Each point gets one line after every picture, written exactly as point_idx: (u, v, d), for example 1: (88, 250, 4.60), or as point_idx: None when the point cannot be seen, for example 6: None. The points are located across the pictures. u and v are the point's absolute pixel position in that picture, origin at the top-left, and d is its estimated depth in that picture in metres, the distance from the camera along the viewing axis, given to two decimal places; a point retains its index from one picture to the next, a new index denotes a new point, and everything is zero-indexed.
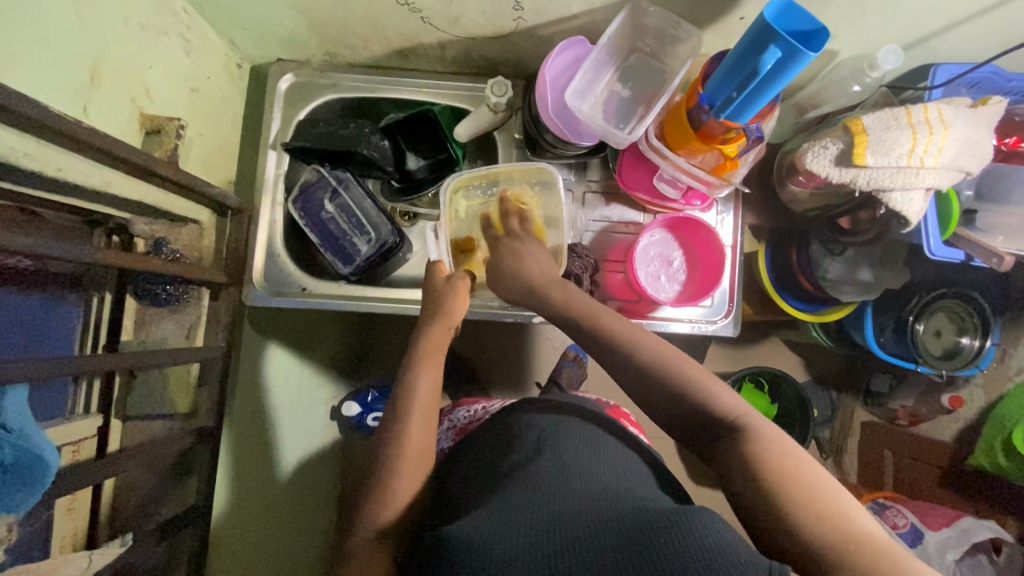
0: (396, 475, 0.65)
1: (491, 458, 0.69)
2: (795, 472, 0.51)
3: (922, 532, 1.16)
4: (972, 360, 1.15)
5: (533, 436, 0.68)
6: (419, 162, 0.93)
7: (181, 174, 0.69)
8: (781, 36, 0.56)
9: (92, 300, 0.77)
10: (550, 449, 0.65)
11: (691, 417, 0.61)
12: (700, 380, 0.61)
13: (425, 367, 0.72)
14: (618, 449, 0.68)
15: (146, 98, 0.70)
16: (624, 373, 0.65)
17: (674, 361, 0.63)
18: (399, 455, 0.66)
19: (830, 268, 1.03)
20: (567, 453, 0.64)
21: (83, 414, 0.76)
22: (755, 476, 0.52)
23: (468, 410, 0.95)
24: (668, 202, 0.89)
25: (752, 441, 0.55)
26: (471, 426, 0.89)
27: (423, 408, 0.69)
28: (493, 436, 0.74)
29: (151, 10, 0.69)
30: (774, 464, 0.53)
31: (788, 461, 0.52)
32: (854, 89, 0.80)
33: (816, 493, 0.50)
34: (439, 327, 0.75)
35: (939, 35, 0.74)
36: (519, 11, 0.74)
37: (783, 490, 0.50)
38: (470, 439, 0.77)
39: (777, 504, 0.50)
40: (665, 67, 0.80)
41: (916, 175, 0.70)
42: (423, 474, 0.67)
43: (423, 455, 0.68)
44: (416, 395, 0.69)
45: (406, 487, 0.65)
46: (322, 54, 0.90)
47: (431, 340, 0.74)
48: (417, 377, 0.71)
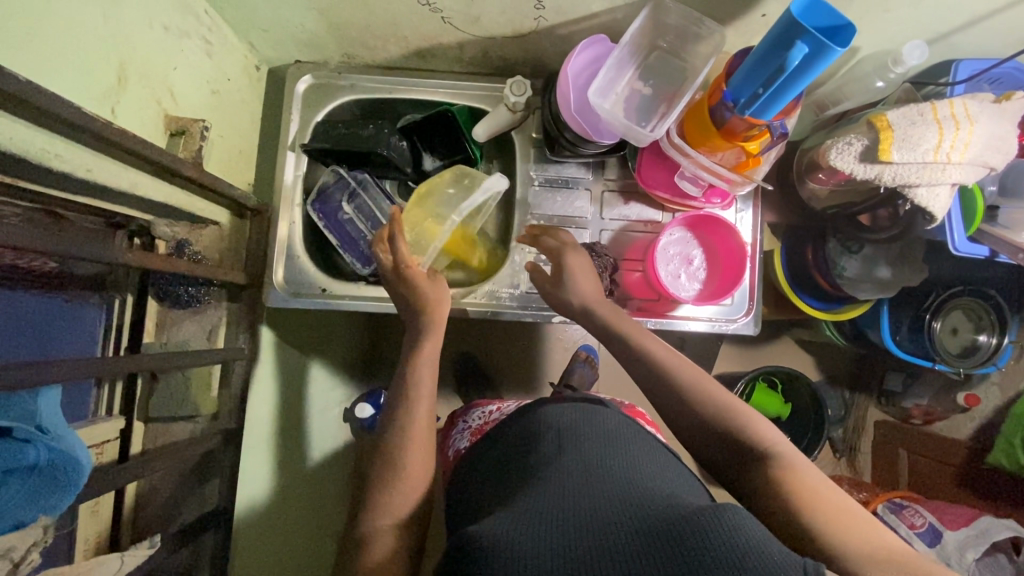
0: (410, 462, 0.66)
1: (513, 460, 0.69)
2: (821, 497, 0.56)
3: (941, 532, 1.17)
4: (987, 360, 1.19)
5: (555, 435, 0.67)
6: (436, 162, 0.95)
7: (204, 175, 0.69)
8: (809, 32, 0.57)
9: (114, 302, 0.78)
10: (575, 448, 0.64)
11: (723, 444, 0.65)
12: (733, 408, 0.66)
13: (424, 370, 0.73)
14: (649, 448, 0.69)
15: (170, 99, 0.70)
16: (660, 390, 0.70)
17: (711, 392, 0.68)
18: (412, 454, 0.66)
19: (849, 266, 1.04)
20: (592, 452, 0.63)
21: (106, 417, 0.77)
22: (785, 501, 0.56)
23: (483, 412, 0.96)
24: (689, 200, 0.88)
25: (783, 469, 0.59)
26: (486, 427, 0.90)
27: (425, 401, 0.71)
28: (514, 435, 0.74)
29: (175, 13, 0.69)
30: (801, 485, 0.57)
31: (815, 485, 0.57)
32: (877, 85, 0.78)
33: (848, 518, 0.54)
34: (432, 337, 0.75)
35: (962, 31, 0.74)
36: (541, 10, 0.74)
37: (815, 510, 0.55)
38: (490, 440, 0.78)
39: (808, 524, 0.54)
40: (686, 64, 0.78)
41: (942, 171, 0.69)
42: (428, 459, 0.68)
43: (427, 443, 0.69)
44: (420, 393, 0.71)
45: (419, 473, 0.66)
46: (340, 55, 0.90)
47: (426, 349, 0.74)
48: (419, 376, 0.72)
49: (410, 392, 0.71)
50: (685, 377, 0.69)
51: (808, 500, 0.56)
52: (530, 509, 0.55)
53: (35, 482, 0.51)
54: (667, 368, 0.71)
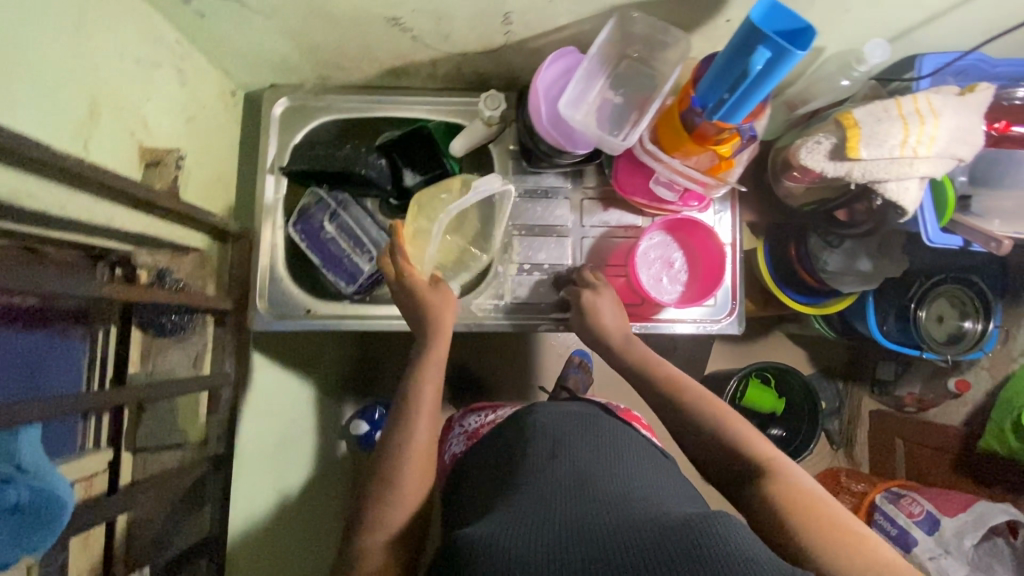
0: (406, 478, 0.66)
1: (501, 469, 0.69)
2: (805, 504, 0.57)
3: (938, 519, 1.18)
4: (977, 344, 1.20)
5: (546, 441, 0.68)
6: (416, 177, 0.93)
7: (181, 205, 0.70)
8: (769, 37, 0.58)
9: (97, 334, 0.77)
10: (565, 455, 0.65)
11: (727, 464, 0.66)
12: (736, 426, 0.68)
13: (428, 378, 0.73)
14: (641, 455, 0.70)
15: (144, 131, 0.70)
16: (665, 409, 0.73)
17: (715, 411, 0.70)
18: (410, 467, 0.67)
19: (830, 261, 1.05)
20: (582, 459, 0.64)
21: (94, 449, 0.76)
22: (771, 510, 0.58)
23: (478, 416, 0.96)
24: (666, 204, 0.89)
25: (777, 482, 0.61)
26: (482, 430, 0.90)
27: (428, 414, 0.71)
28: (501, 444, 0.74)
29: (144, 45, 0.69)
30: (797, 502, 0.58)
31: (814, 502, 0.58)
32: (843, 83, 0.80)
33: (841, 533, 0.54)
34: (439, 345, 0.75)
35: (924, 27, 0.75)
36: (509, 25, 0.75)
37: (807, 525, 0.55)
38: (480, 449, 0.79)
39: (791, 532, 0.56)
40: (655, 72, 0.79)
41: (910, 165, 0.70)
42: (428, 472, 0.69)
43: (429, 456, 0.69)
44: (420, 401, 0.71)
45: (414, 484, 0.67)
46: (315, 77, 0.91)
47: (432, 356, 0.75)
48: (422, 388, 0.72)
49: (408, 405, 0.71)
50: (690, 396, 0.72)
51: (804, 515, 0.56)
52: (516, 514, 0.56)
53: (19, 522, 0.51)
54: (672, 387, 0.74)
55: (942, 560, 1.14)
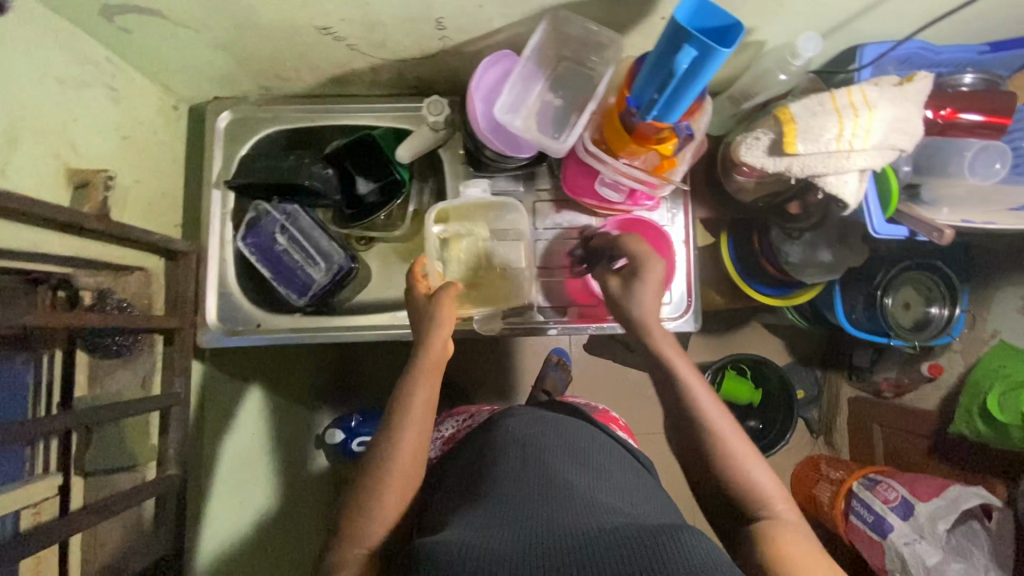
0: (387, 492, 0.66)
1: (467, 474, 0.68)
2: (800, 559, 0.57)
3: (913, 505, 1.18)
4: (943, 330, 1.20)
5: (519, 448, 0.67)
6: (370, 185, 0.92)
7: (113, 226, 0.69)
8: (693, 35, 0.58)
9: (42, 358, 0.74)
10: (537, 462, 0.64)
11: (723, 494, 0.65)
12: (743, 456, 0.65)
13: (421, 381, 0.71)
14: (611, 461, 0.70)
15: (71, 152, 0.69)
16: (672, 420, 0.70)
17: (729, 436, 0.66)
18: (393, 473, 0.67)
19: (792, 253, 1.04)
20: (553, 465, 0.64)
21: (43, 475, 0.75)
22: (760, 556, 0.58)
23: (456, 420, 0.96)
24: (614, 205, 0.89)
25: (773, 528, 0.61)
26: (459, 434, 0.90)
27: (417, 424, 0.70)
28: (468, 454, 0.74)
29: (66, 64, 0.68)
30: (785, 549, 0.58)
31: (800, 552, 0.58)
32: (780, 78, 0.78)
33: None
34: (438, 344, 0.73)
35: (861, 18, 0.75)
36: (442, 30, 0.74)
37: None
38: (451, 454, 0.78)
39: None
40: (593, 73, 0.80)
41: (847, 159, 0.70)
42: (411, 485, 0.68)
43: (413, 470, 0.68)
44: (410, 405, 0.70)
45: (395, 490, 0.66)
46: (257, 88, 0.90)
47: (428, 356, 0.73)
48: (411, 394, 0.71)
49: (395, 418, 0.70)
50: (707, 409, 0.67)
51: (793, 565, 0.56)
52: (486, 522, 0.55)
53: None
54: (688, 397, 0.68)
55: (916, 545, 1.14)
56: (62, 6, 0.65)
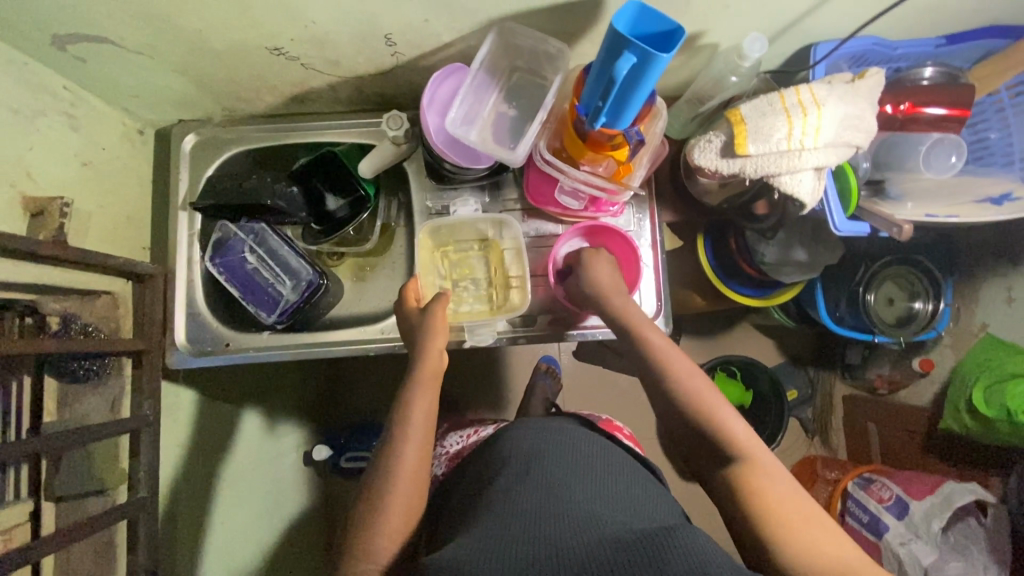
0: (392, 500, 0.65)
1: (474, 489, 0.69)
2: (776, 504, 0.60)
3: (907, 504, 1.16)
4: (927, 325, 1.19)
5: (522, 457, 0.68)
6: (339, 202, 0.93)
7: (70, 252, 0.69)
8: (631, 42, 0.58)
9: (12, 386, 0.74)
10: (541, 471, 0.65)
11: (703, 445, 0.67)
12: (712, 409, 0.67)
13: (419, 392, 0.72)
14: (615, 469, 0.70)
15: (29, 180, 0.70)
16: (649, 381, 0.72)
17: (697, 392, 0.68)
18: (395, 488, 0.66)
19: (767, 252, 1.04)
20: (557, 475, 0.65)
21: (14, 501, 0.75)
22: (739, 502, 0.62)
23: (461, 436, 0.96)
24: (574, 212, 0.89)
25: (747, 473, 0.63)
26: (466, 451, 0.91)
27: (417, 436, 0.69)
28: (472, 474, 0.74)
29: (21, 94, 0.69)
30: (760, 496, 0.61)
31: (771, 496, 0.61)
32: (731, 80, 0.79)
33: (795, 527, 0.58)
34: (433, 353, 0.74)
35: (809, 18, 0.75)
36: (393, 46, 0.75)
37: (768, 521, 0.59)
38: (456, 477, 0.79)
39: (750, 524, 0.60)
40: (547, 81, 0.80)
41: (799, 158, 0.69)
42: (420, 493, 0.68)
43: (417, 476, 0.68)
44: (409, 414, 0.70)
45: (400, 507, 0.65)
46: (221, 110, 0.91)
47: (424, 364, 0.74)
48: (411, 404, 0.71)
49: (398, 422, 0.70)
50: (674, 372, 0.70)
51: (767, 512, 0.60)
52: (490, 526, 0.57)
53: None
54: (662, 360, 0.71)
55: (912, 545, 1.12)
56: (14, 37, 0.66)
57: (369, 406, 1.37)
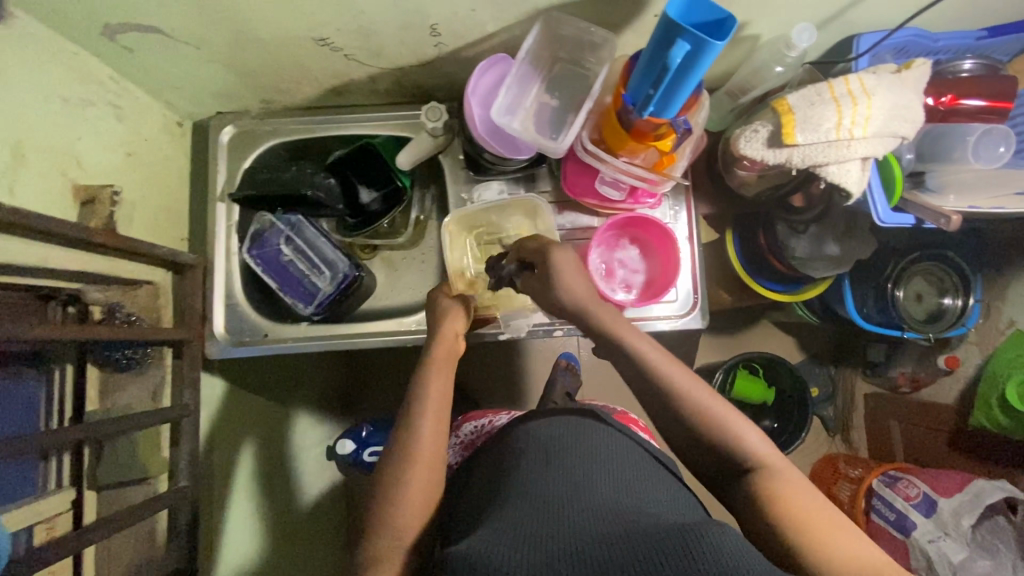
0: (409, 486, 0.65)
1: (492, 481, 0.68)
2: (797, 509, 0.57)
3: (935, 501, 1.15)
4: (957, 321, 1.18)
5: (540, 449, 0.68)
6: (373, 194, 0.94)
7: (119, 240, 0.70)
8: (686, 30, 0.57)
9: (54, 373, 0.76)
10: (558, 464, 0.64)
11: (710, 453, 0.65)
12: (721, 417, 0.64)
13: (433, 377, 0.73)
14: (636, 458, 0.69)
15: (78, 169, 0.70)
16: (648, 395, 0.67)
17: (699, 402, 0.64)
18: (410, 474, 0.65)
19: (798, 246, 1.03)
20: (576, 463, 0.64)
21: (58, 489, 0.75)
22: (763, 513, 0.58)
23: (475, 425, 0.95)
24: (615, 204, 0.89)
25: (767, 481, 0.60)
26: (478, 441, 0.90)
27: (434, 424, 0.69)
28: (488, 464, 0.73)
29: (71, 84, 0.70)
30: (779, 503, 0.58)
31: (791, 502, 0.58)
32: (776, 71, 0.78)
33: (819, 528, 0.56)
34: (447, 339, 0.76)
35: (855, 9, 0.74)
36: (437, 36, 0.75)
37: (792, 531, 0.56)
38: (471, 464, 0.78)
39: (775, 531, 0.57)
40: (589, 72, 0.81)
41: (848, 147, 0.69)
42: (436, 481, 0.67)
43: (433, 463, 0.67)
44: (427, 399, 0.70)
45: (417, 492, 0.65)
46: (259, 102, 0.91)
47: (437, 353, 0.75)
48: (428, 390, 0.71)
49: (413, 414, 0.69)
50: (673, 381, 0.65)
51: (789, 518, 0.57)
52: (509, 527, 0.55)
53: None
54: (660, 373, 0.66)
55: (941, 542, 1.10)
56: (67, 26, 0.67)
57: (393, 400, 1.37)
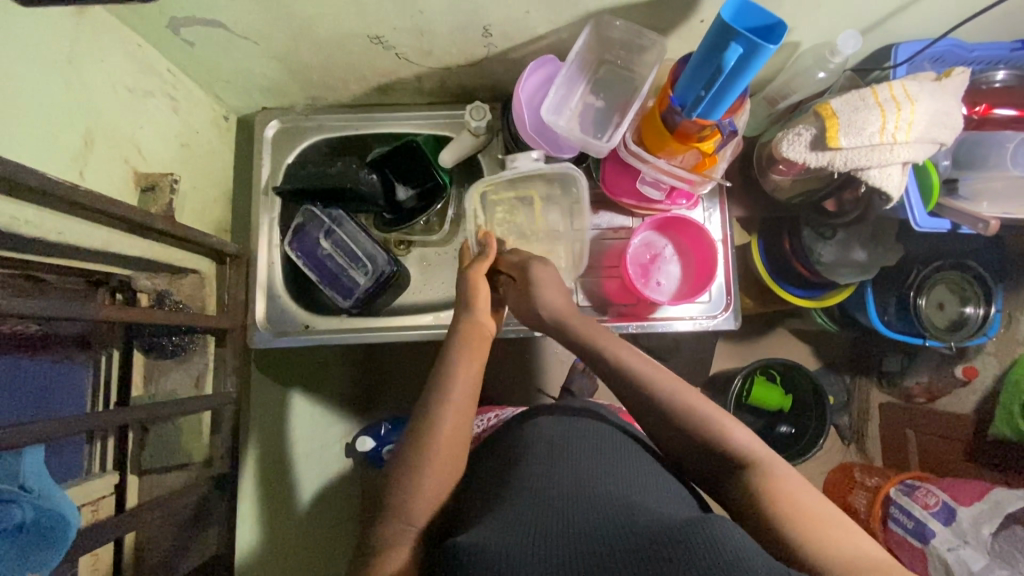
0: (429, 471, 0.66)
1: (501, 472, 0.68)
2: (791, 500, 0.57)
3: (955, 509, 1.15)
4: (977, 331, 1.20)
5: (546, 446, 0.68)
6: (409, 192, 0.97)
7: (177, 227, 0.72)
8: (741, 33, 0.59)
9: (100, 359, 0.78)
10: (564, 461, 0.65)
11: (707, 456, 0.65)
12: (715, 419, 0.66)
13: (464, 358, 0.74)
14: (643, 458, 0.70)
15: (139, 157, 0.72)
16: (636, 401, 0.70)
17: (694, 405, 0.67)
18: (434, 457, 0.66)
19: (824, 252, 1.05)
20: (584, 461, 0.65)
21: (101, 472, 0.77)
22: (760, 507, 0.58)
23: (484, 419, 0.97)
24: (654, 204, 0.90)
25: (759, 473, 0.60)
26: (484, 433, 0.91)
27: (461, 405, 0.70)
28: (498, 454, 0.73)
29: (136, 75, 0.72)
30: (774, 495, 0.58)
31: (786, 496, 0.57)
32: (819, 76, 0.80)
33: (813, 521, 0.55)
34: (474, 322, 0.78)
35: (897, 19, 0.76)
36: (489, 37, 0.77)
37: (787, 520, 0.55)
38: (479, 452, 0.79)
39: (770, 522, 0.56)
40: (634, 74, 0.83)
41: (890, 151, 0.71)
42: (455, 462, 0.68)
43: (453, 449, 0.68)
44: (455, 380, 0.72)
45: (436, 473, 0.66)
46: (305, 99, 0.93)
47: (464, 335, 0.77)
48: (458, 371, 0.73)
49: (440, 395, 0.71)
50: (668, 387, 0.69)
51: (782, 510, 0.56)
52: (512, 520, 0.56)
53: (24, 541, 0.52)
54: (644, 381, 0.70)
55: (960, 551, 1.09)
56: (134, 20, 0.69)
57: None
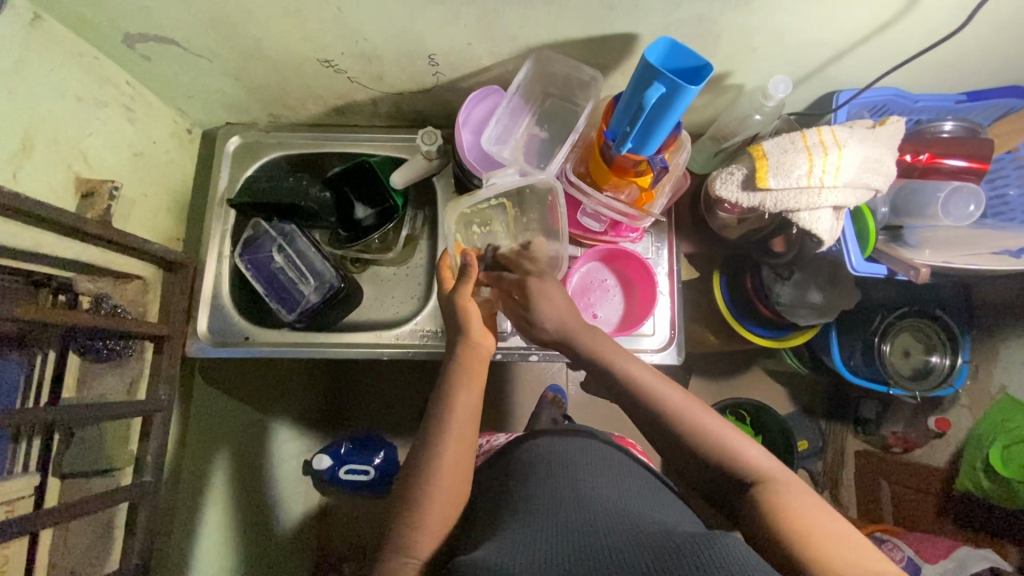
0: (431, 501, 0.62)
1: (503, 487, 0.68)
2: (797, 514, 0.54)
3: (921, 566, 1.09)
4: (943, 382, 1.17)
5: (547, 468, 0.67)
6: (368, 210, 0.95)
7: (112, 231, 0.73)
8: (661, 73, 0.61)
9: (36, 358, 0.77)
10: (567, 480, 0.64)
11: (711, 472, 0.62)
12: (719, 433, 0.62)
13: (460, 389, 0.70)
14: (640, 485, 0.67)
15: (82, 163, 0.74)
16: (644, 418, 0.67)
17: (698, 416, 0.64)
18: (438, 487, 0.63)
19: (782, 293, 1.04)
20: (584, 484, 0.63)
21: (22, 472, 0.76)
22: (765, 524, 0.54)
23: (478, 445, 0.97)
24: (596, 235, 0.92)
25: (769, 492, 0.57)
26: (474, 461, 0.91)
27: (459, 433, 0.67)
28: (494, 479, 0.72)
29: (88, 85, 0.75)
30: (780, 510, 0.55)
31: (790, 513, 0.54)
32: (755, 118, 0.81)
33: (821, 536, 0.52)
34: (470, 349, 0.73)
35: (832, 67, 0.78)
36: (435, 66, 0.80)
37: (791, 534, 0.52)
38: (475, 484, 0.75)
39: (774, 535, 0.53)
40: (578, 108, 0.85)
41: (818, 195, 0.71)
42: (461, 492, 0.65)
43: (457, 478, 0.64)
44: (454, 409, 0.68)
45: (440, 507, 0.62)
46: (266, 116, 0.96)
47: (461, 362, 0.72)
48: (455, 400, 0.69)
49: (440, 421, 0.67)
50: (668, 399, 0.66)
51: (788, 528, 0.53)
52: (514, 535, 0.55)
53: None
54: (649, 391, 0.67)
55: None
56: (88, 32, 0.72)
57: (374, 419, 1.36)
